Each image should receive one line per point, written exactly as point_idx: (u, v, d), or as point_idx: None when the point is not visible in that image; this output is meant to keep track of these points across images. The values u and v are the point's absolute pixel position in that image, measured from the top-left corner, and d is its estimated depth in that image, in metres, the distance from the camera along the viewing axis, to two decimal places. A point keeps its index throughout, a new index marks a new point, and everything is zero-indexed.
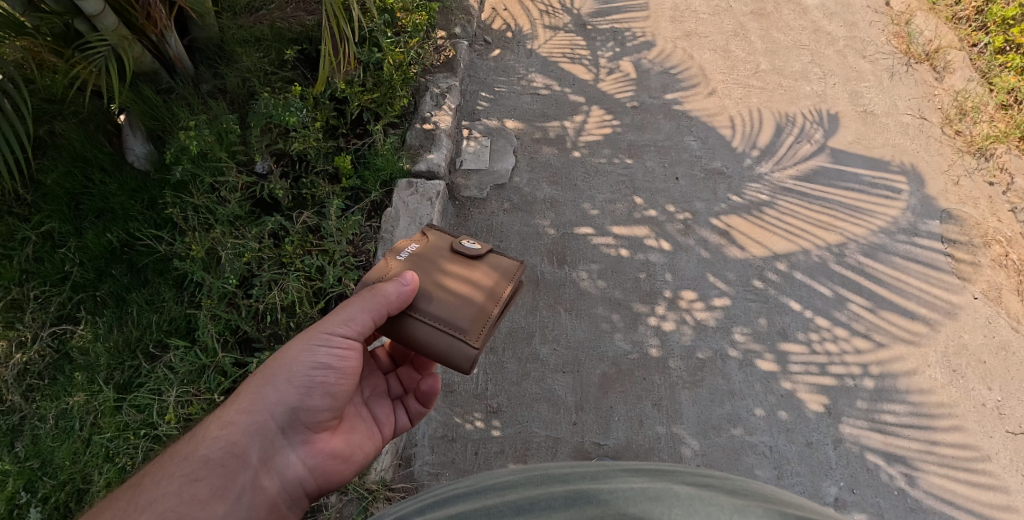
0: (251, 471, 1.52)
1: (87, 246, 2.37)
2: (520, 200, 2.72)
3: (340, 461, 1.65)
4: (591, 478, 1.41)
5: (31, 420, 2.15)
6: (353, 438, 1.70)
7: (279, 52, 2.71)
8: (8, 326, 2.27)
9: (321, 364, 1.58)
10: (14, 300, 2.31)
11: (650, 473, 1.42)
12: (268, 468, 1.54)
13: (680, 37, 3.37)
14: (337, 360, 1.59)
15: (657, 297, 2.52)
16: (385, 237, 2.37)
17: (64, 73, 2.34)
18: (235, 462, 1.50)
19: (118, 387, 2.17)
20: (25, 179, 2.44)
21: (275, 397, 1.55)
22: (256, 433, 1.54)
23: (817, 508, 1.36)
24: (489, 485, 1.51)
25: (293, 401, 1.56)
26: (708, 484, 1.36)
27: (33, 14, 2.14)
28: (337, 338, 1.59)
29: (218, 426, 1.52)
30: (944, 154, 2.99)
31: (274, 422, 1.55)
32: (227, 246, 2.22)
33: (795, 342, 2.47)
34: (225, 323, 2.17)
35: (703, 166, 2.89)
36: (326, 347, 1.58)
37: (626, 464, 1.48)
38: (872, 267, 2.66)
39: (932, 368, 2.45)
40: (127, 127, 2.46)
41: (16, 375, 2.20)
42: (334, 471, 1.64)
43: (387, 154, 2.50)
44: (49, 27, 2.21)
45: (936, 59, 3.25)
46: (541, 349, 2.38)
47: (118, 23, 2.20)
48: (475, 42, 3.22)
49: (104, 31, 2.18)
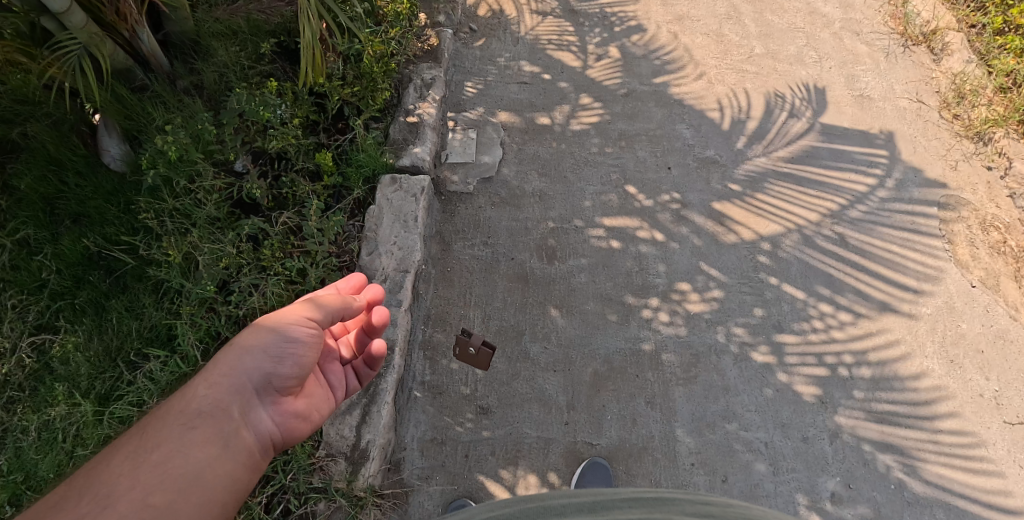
0: (235, 424, 1.46)
1: (63, 253, 2.31)
2: (509, 194, 2.65)
3: (302, 423, 1.63)
4: (591, 511, 1.49)
5: (13, 433, 2.10)
6: (311, 402, 1.68)
7: (256, 46, 2.64)
8: None
9: (294, 334, 1.56)
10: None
11: (650, 505, 1.50)
12: (249, 424, 1.49)
13: (672, 21, 3.28)
14: (312, 334, 1.60)
15: (650, 291, 2.47)
16: (369, 236, 2.33)
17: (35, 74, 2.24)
18: (224, 415, 1.45)
19: (99, 397, 2.12)
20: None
21: (258, 358, 1.52)
22: (241, 390, 1.49)
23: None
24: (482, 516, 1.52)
25: (274, 364, 1.54)
26: (709, 515, 1.45)
27: None
28: (308, 318, 1.61)
29: (207, 383, 1.46)
30: (941, 138, 2.93)
31: (256, 382, 1.52)
32: (204, 251, 2.15)
33: (791, 335, 2.42)
34: (206, 329, 2.11)
35: (696, 155, 2.82)
36: (303, 323, 1.59)
37: (624, 493, 1.57)
38: (870, 256, 2.60)
39: (929, 358, 2.41)
40: (103, 127, 2.39)
41: None
42: (298, 431, 1.62)
43: (370, 150, 2.43)
44: (14, 26, 2.12)
45: (933, 40, 3.17)
46: (531, 347, 2.33)
47: (86, 19, 2.13)
48: (460, 30, 3.12)
49: (73, 29, 2.11)
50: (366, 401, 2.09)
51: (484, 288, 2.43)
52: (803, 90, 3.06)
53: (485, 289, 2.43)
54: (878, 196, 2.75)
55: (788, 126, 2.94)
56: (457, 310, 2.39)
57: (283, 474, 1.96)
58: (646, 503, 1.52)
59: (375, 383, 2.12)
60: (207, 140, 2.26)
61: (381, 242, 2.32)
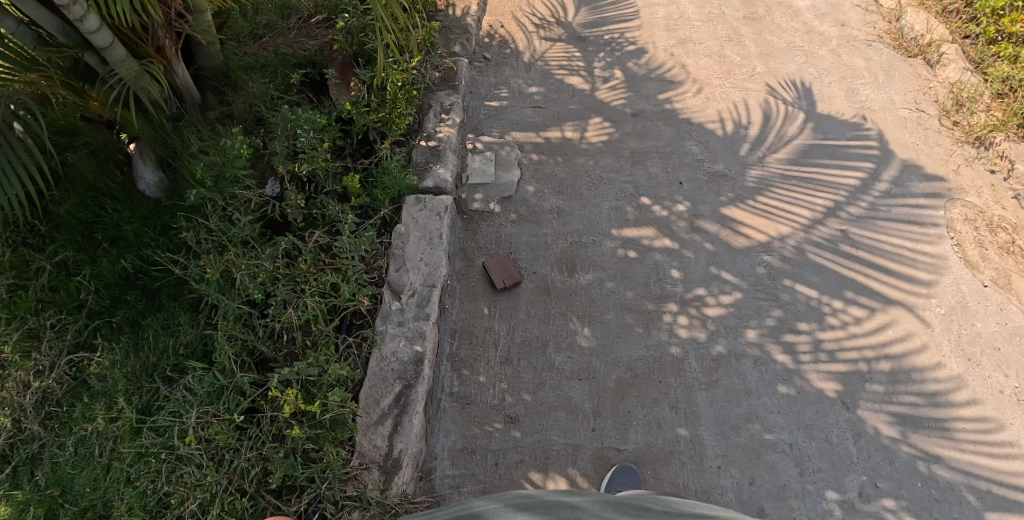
0: None
1: (101, 273, 2.49)
2: (528, 211, 2.72)
3: None
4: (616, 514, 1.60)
5: (50, 448, 2.25)
6: None
7: (284, 77, 2.89)
8: (26, 355, 2.38)
9: None
10: (31, 329, 2.41)
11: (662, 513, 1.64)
12: None
13: (675, 44, 3.47)
14: None
15: (669, 298, 2.53)
16: (397, 253, 2.43)
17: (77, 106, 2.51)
18: None
19: (138, 410, 2.29)
20: (40, 211, 2.56)
21: None
22: None
23: None
24: (516, 505, 1.66)
25: None
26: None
27: (44, 48, 2.31)
28: None
29: None
30: (943, 144, 3.12)
31: None
32: (242, 267, 2.25)
33: (808, 337, 2.49)
34: (242, 344, 2.20)
35: (706, 170, 2.94)
36: None
37: (640, 500, 1.70)
38: (880, 252, 2.77)
39: (948, 358, 2.51)
40: (139, 156, 2.67)
41: (35, 402, 2.31)
42: None
43: (395, 172, 2.57)
44: (60, 60, 2.36)
45: (929, 52, 3.41)
46: (555, 358, 2.37)
47: (127, 54, 2.33)
48: (475, 59, 3.28)
49: (114, 63, 2.32)
50: (398, 411, 2.17)
51: (507, 301, 2.48)
52: (795, 96, 3.29)
53: (509, 302, 2.48)
54: (874, 195, 2.94)
55: (783, 130, 3.14)
56: (483, 323, 2.44)
57: (319, 482, 2.01)
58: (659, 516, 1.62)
59: (406, 393, 2.19)
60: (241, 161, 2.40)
61: (407, 259, 2.42)
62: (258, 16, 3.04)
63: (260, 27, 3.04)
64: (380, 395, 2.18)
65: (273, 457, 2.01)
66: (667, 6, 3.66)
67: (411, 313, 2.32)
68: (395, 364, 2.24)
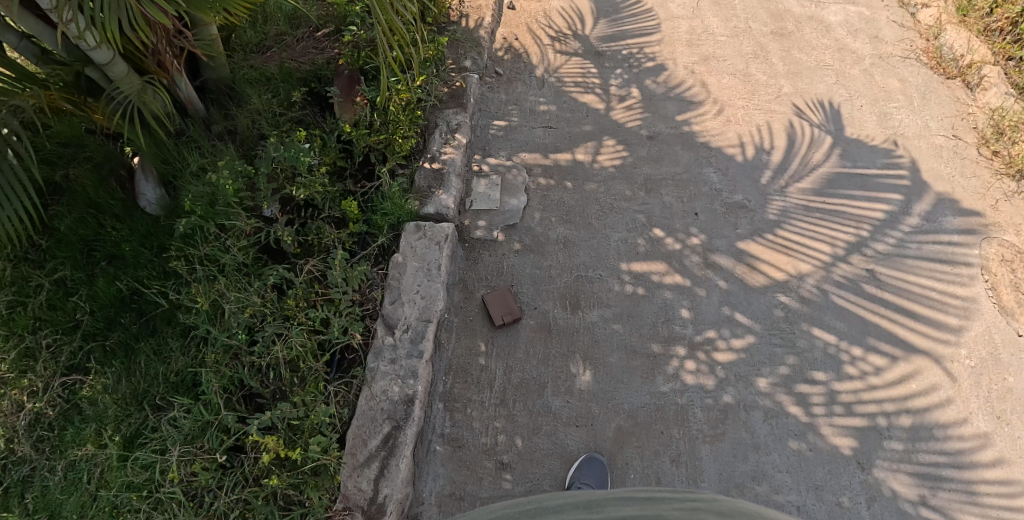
0: None
1: (97, 295, 2.46)
2: (533, 240, 2.60)
3: None
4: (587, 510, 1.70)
5: (41, 471, 2.23)
6: None
7: (288, 93, 2.80)
8: (21, 374, 2.35)
9: None
10: (27, 348, 2.38)
11: (641, 503, 1.71)
12: None
13: (698, 61, 3.31)
14: None
15: (677, 341, 2.40)
16: (393, 284, 2.34)
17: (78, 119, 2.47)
18: None
19: (126, 439, 2.24)
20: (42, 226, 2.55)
21: None
22: None
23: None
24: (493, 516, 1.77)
25: None
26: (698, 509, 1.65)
27: (46, 63, 2.33)
28: None
29: None
30: (981, 176, 2.94)
31: None
32: (231, 299, 2.18)
33: (824, 388, 2.36)
34: (230, 378, 2.15)
35: (724, 201, 2.79)
36: None
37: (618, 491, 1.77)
38: (907, 296, 2.60)
39: (976, 415, 2.37)
40: (141, 172, 2.58)
41: (28, 424, 2.28)
42: None
43: (395, 198, 2.47)
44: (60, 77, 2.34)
45: (969, 74, 3.22)
46: (552, 402, 2.28)
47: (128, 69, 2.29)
48: (486, 74, 3.16)
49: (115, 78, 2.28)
50: (385, 454, 2.08)
51: (506, 338, 2.38)
52: (823, 119, 3.11)
53: (507, 339, 2.38)
54: (902, 231, 2.76)
55: (807, 157, 2.97)
56: (479, 361, 2.35)
57: None
58: (636, 504, 1.71)
59: (394, 435, 2.11)
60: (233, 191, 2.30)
61: (403, 291, 2.33)
62: (267, 27, 2.96)
63: (269, 38, 2.95)
64: (368, 436, 2.11)
65: (252, 503, 1.96)
66: (690, 20, 3.49)
67: (404, 349, 2.24)
68: (385, 404, 2.16)
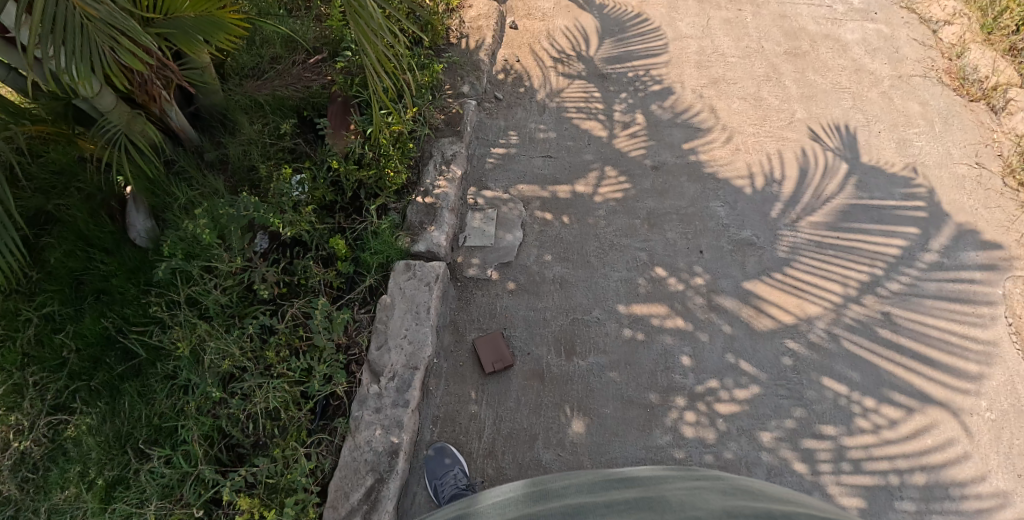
0: None
1: (83, 332, 2.30)
2: (528, 280, 2.52)
3: None
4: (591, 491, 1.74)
5: (25, 514, 2.07)
6: None
7: (278, 125, 2.68)
8: (8, 411, 2.20)
9: None
10: (15, 384, 2.23)
11: (640, 484, 1.74)
12: None
13: (707, 84, 3.17)
14: None
15: (676, 392, 2.32)
16: (380, 328, 2.27)
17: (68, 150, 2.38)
18: None
19: (108, 485, 2.07)
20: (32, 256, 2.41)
21: None
22: None
23: (796, 501, 1.64)
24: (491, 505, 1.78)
25: None
26: (697, 487, 1.68)
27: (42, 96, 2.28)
28: None
29: None
30: (1005, 208, 2.78)
31: None
32: (211, 348, 2.11)
33: (832, 443, 2.26)
34: (212, 425, 2.07)
35: (731, 237, 2.67)
36: None
37: (615, 475, 1.82)
38: (924, 342, 2.45)
39: (996, 473, 2.23)
40: (132, 203, 2.47)
41: (13, 463, 2.13)
42: None
43: (385, 236, 2.39)
44: (50, 109, 2.28)
45: (993, 96, 3.05)
46: (543, 455, 2.20)
47: (117, 101, 2.18)
48: (485, 99, 3.05)
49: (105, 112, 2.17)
50: (367, 508, 2.01)
51: (497, 386, 2.31)
52: (837, 145, 2.97)
53: (499, 387, 2.31)
54: (919, 268, 2.62)
55: (820, 187, 2.82)
56: (468, 409, 2.28)
57: None
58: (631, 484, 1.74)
59: (377, 489, 2.03)
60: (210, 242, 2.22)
61: (390, 336, 2.25)
62: (263, 49, 2.84)
63: (264, 61, 2.83)
64: (350, 489, 2.02)
65: None
66: (699, 39, 3.36)
67: (389, 399, 2.16)
68: (369, 455, 2.07)
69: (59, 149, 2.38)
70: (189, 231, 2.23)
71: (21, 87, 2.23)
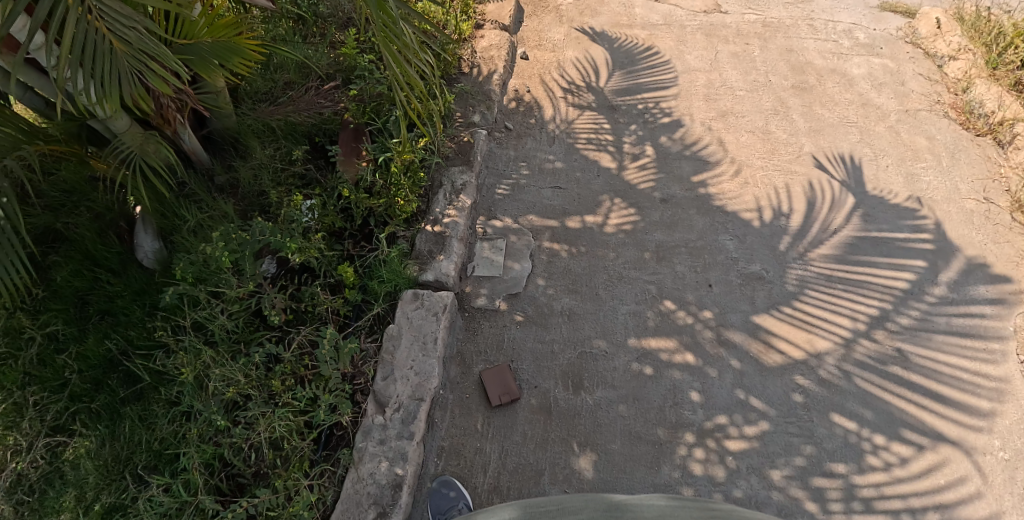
0: None
1: (87, 353, 2.25)
2: (536, 311, 2.52)
3: None
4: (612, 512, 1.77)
5: None
6: None
7: (289, 149, 2.69)
8: (6, 431, 2.14)
9: None
10: (15, 404, 2.17)
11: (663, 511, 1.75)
12: None
13: (715, 117, 3.19)
14: None
15: (685, 428, 2.29)
16: (386, 358, 2.25)
17: (75, 169, 2.32)
18: None
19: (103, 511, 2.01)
20: (39, 274, 2.37)
21: None
22: None
23: None
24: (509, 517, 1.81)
25: None
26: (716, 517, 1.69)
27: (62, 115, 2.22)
28: None
29: None
30: (1014, 244, 2.77)
31: None
32: (215, 375, 2.09)
33: (842, 483, 2.22)
34: (213, 453, 2.05)
35: (740, 271, 2.66)
36: None
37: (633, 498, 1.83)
38: (935, 379, 2.42)
39: (1010, 514, 2.19)
40: (139, 224, 2.40)
41: (8, 486, 2.08)
42: None
43: (393, 264, 2.39)
44: (66, 130, 2.21)
45: (1000, 131, 3.06)
46: (549, 490, 2.17)
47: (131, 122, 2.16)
48: (495, 129, 3.07)
49: (119, 133, 2.14)
50: None
51: (503, 419, 2.29)
52: (845, 179, 2.97)
53: (505, 420, 2.29)
54: (929, 303, 2.59)
55: (829, 222, 2.81)
56: (473, 443, 2.26)
57: None
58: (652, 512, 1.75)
59: None
60: (220, 267, 2.21)
61: (396, 366, 2.24)
62: (278, 74, 2.86)
63: (278, 86, 2.85)
64: None
65: None
66: (708, 72, 3.39)
67: (394, 430, 2.13)
68: (372, 487, 2.04)
69: (70, 168, 2.32)
70: (202, 255, 2.24)
71: (34, 107, 2.15)
